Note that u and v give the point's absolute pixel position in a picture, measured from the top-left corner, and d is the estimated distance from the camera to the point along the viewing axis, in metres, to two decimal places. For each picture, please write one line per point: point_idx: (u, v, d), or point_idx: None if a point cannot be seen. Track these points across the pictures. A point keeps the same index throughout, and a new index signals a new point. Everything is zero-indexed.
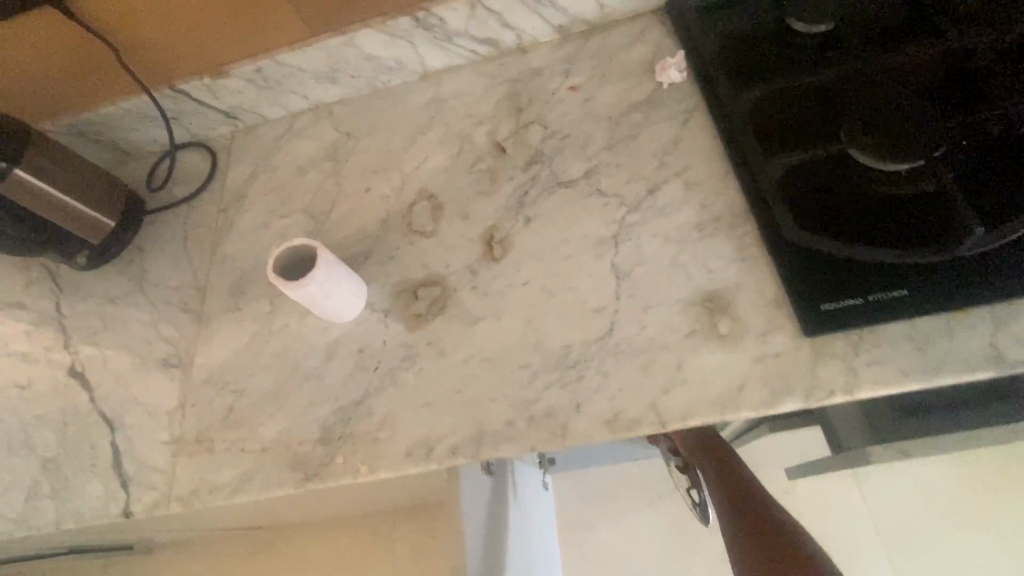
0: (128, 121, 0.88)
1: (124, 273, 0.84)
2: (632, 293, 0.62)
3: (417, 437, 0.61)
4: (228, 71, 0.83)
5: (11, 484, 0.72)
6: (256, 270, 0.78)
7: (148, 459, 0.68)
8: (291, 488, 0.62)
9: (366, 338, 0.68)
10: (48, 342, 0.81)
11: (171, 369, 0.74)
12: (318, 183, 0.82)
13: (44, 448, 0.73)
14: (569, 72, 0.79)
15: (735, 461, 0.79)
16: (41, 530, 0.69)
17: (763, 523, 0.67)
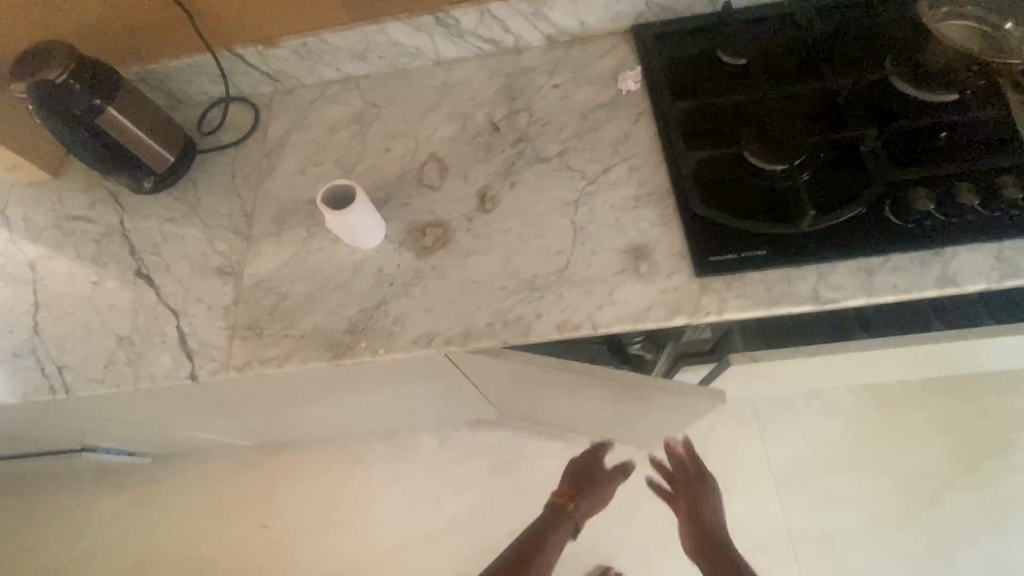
0: (188, 74, 1.06)
1: (180, 199, 1.03)
2: (584, 241, 0.86)
3: (421, 330, 0.84)
4: (278, 41, 1.02)
5: (92, 356, 0.91)
6: (296, 205, 0.98)
7: (209, 340, 0.89)
8: (325, 362, 0.84)
9: (384, 261, 0.90)
10: (116, 249, 1.00)
11: (225, 276, 0.94)
12: (347, 140, 1.03)
13: (118, 329, 0.92)
14: (552, 73, 1.02)
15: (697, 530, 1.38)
16: (118, 388, 0.88)
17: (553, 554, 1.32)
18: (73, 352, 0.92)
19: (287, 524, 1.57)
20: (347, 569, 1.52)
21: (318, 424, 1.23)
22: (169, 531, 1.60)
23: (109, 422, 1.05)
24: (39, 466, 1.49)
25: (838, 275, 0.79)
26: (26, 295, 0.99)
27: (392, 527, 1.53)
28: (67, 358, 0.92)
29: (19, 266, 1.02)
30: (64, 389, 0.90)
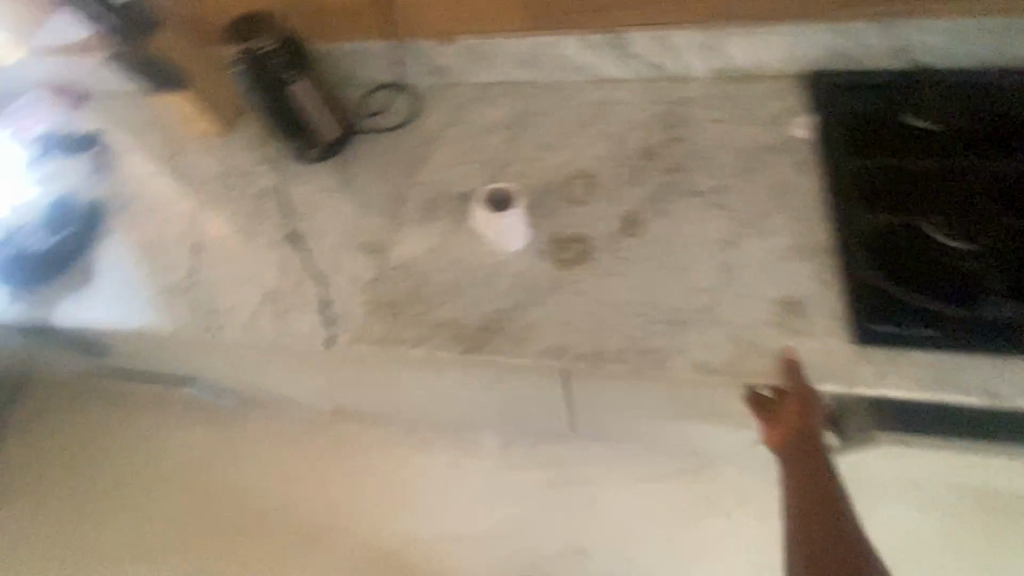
0: (361, 57, 1.12)
1: (333, 172, 1.08)
2: (732, 284, 0.84)
3: (554, 342, 0.84)
4: (453, 38, 1.07)
5: (239, 305, 0.98)
6: (443, 197, 1.02)
7: (348, 311, 0.93)
8: (455, 353, 0.87)
9: (523, 266, 0.91)
10: (271, 209, 1.06)
11: (369, 253, 0.98)
12: (499, 142, 1.05)
13: (266, 284, 0.98)
14: (714, 108, 1.00)
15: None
16: (260, 339, 0.94)
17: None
18: (222, 297, 0.99)
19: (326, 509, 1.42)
20: None
21: (402, 408, 1.25)
22: None
23: (229, 369, 1.12)
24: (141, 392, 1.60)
25: (1018, 373, 0.72)
26: (184, 238, 1.07)
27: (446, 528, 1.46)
28: (216, 301, 0.99)
29: (181, 210, 1.10)
30: (211, 331, 0.96)
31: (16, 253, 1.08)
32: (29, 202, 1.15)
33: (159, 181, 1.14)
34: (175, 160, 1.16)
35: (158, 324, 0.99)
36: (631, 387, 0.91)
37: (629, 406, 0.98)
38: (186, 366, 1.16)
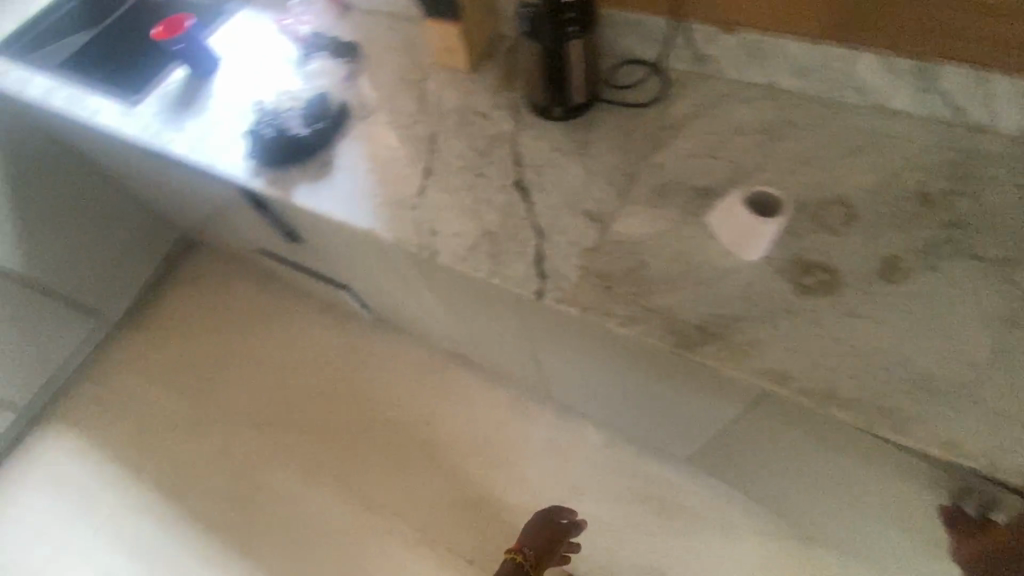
0: (628, 29, 1.10)
1: (570, 133, 1.07)
2: (999, 369, 0.76)
3: (778, 367, 0.80)
4: (734, 30, 1.01)
5: (459, 235, 1.01)
6: (679, 184, 0.97)
7: (564, 271, 0.92)
8: (666, 347, 0.84)
9: (759, 280, 0.85)
10: (503, 153, 1.08)
11: (592, 220, 0.96)
12: (751, 145, 0.99)
13: (487, 223, 1.01)
14: (1016, 171, 0.89)
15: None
16: (473, 273, 0.98)
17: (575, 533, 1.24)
18: (443, 224, 1.03)
19: (450, 431, 1.82)
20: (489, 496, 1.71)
21: (554, 371, 1.28)
22: (370, 382, 1.93)
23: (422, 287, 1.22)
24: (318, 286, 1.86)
25: None
26: (418, 158, 1.12)
27: (533, 480, 1.71)
28: (437, 226, 1.03)
29: (419, 132, 1.15)
30: (429, 252, 1.01)
31: (271, 130, 1.16)
32: (289, 91, 1.23)
33: (403, 100, 1.20)
34: (421, 85, 1.22)
35: (381, 230, 1.05)
36: (816, 440, 0.88)
37: (795, 454, 0.95)
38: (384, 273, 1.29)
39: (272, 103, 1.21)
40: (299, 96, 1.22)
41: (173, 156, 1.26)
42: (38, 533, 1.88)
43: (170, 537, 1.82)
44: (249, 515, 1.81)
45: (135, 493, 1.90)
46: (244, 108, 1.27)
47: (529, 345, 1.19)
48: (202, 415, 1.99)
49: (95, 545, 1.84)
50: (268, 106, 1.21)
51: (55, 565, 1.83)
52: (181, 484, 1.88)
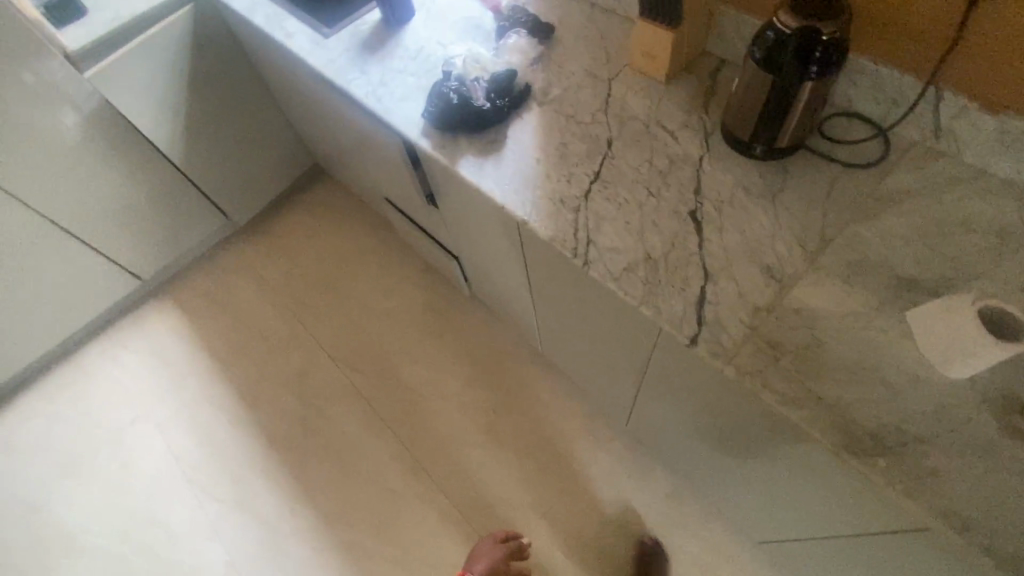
0: (861, 79, 0.97)
1: (763, 176, 0.97)
2: None
3: (958, 508, 0.69)
4: (996, 113, 0.87)
5: (618, 252, 0.93)
6: (880, 266, 0.86)
7: (727, 325, 0.83)
8: (829, 443, 0.74)
9: (957, 402, 0.74)
10: (683, 177, 1.00)
11: (770, 278, 0.87)
12: (977, 244, 0.86)
13: (651, 247, 0.92)
14: None
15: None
16: (623, 296, 0.90)
17: (517, 567, 1.55)
18: (603, 234, 0.96)
19: (513, 427, 1.80)
20: (536, 501, 1.69)
21: (653, 411, 1.21)
22: (448, 353, 1.95)
23: (549, 286, 1.18)
24: (427, 248, 1.88)
25: None
26: (590, 159, 1.06)
27: (583, 502, 1.67)
28: (596, 235, 0.96)
29: (596, 132, 1.10)
30: (584, 260, 0.94)
31: (456, 93, 1.13)
32: (478, 55, 1.19)
33: (586, 96, 1.15)
34: (608, 84, 1.16)
35: (537, 222, 1.00)
36: None
37: None
38: (512, 258, 1.26)
39: (460, 64, 1.18)
40: (488, 63, 1.17)
41: (353, 95, 1.28)
42: (126, 398, 2.04)
43: (234, 440, 1.92)
44: (308, 444, 1.88)
45: (214, 390, 2.02)
46: (432, 67, 1.27)
47: (641, 378, 1.13)
48: (289, 337, 2.08)
49: (168, 423, 1.98)
50: (456, 66, 1.18)
51: (132, 431, 1.98)
52: (256, 395, 1.98)
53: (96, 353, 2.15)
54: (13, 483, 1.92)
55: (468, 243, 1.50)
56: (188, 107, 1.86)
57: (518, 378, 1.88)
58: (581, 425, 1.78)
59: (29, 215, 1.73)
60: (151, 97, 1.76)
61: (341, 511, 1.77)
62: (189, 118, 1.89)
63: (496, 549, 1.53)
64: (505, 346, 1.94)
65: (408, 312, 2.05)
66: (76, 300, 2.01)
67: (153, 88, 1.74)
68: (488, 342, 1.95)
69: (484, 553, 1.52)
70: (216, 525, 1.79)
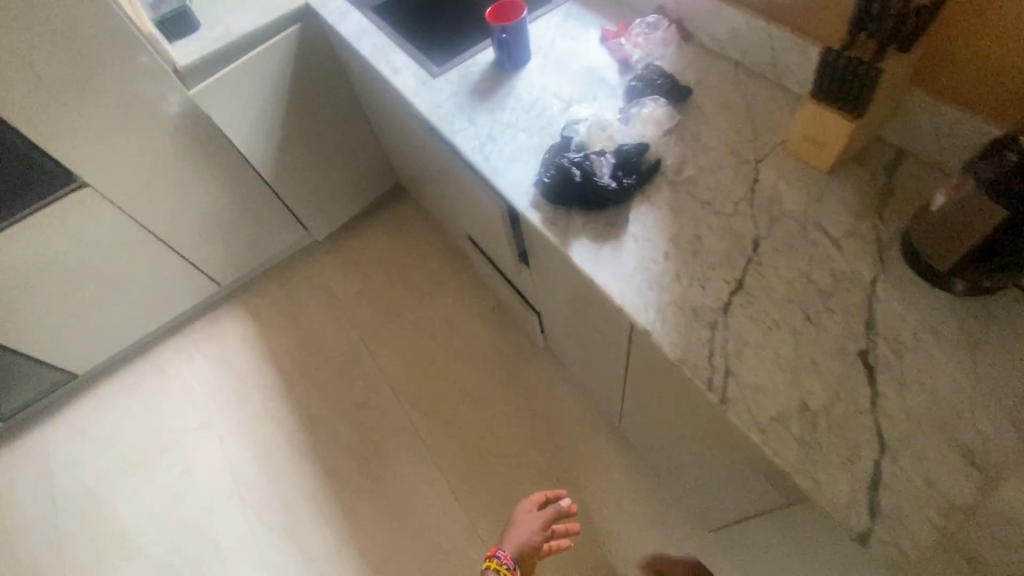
0: None
1: (958, 317, 0.78)
2: None
3: None
4: None
5: (763, 392, 0.77)
6: None
7: (908, 522, 0.67)
8: None
9: None
10: (849, 303, 0.82)
11: (967, 464, 0.68)
12: None
13: (807, 395, 0.76)
14: None
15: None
16: (771, 456, 0.73)
17: (563, 531, 1.25)
18: (746, 367, 0.79)
19: (577, 504, 1.65)
20: None
21: (762, 546, 1.04)
22: (513, 404, 1.83)
23: (654, 390, 1.03)
24: (504, 292, 1.77)
25: None
26: (730, 262, 0.89)
27: None
28: (737, 367, 0.80)
29: (739, 227, 0.93)
30: (720, 398, 0.78)
31: (575, 165, 1.00)
32: (604, 122, 1.05)
33: (728, 180, 0.99)
34: (754, 168, 1.00)
35: (662, 336, 0.84)
36: None
37: None
38: (611, 346, 1.11)
39: (583, 132, 1.05)
40: (615, 134, 1.03)
41: (457, 147, 1.18)
42: (193, 402, 2.06)
43: (289, 464, 1.88)
44: (360, 480, 1.81)
45: (276, 408, 1.99)
46: (547, 127, 1.15)
47: (755, 514, 0.96)
48: (352, 363, 2.02)
49: (229, 435, 1.97)
50: (577, 134, 1.06)
51: (195, 438, 1.99)
52: (315, 420, 1.94)
53: (170, 351, 2.18)
54: (82, 473, 1.97)
55: (558, 309, 1.36)
56: (283, 124, 1.84)
57: (585, 444, 1.74)
58: (651, 508, 1.62)
59: (122, 220, 1.75)
60: (248, 114, 1.73)
61: (386, 560, 1.68)
62: (282, 135, 1.86)
63: (532, 523, 1.22)
64: (574, 404, 1.80)
65: (474, 350, 1.95)
66: (156, 301, 2.04)
67: (251, 105, 1.72)
68: (556, 398, 1.82)
69: (518, 528, 1.21)
70: (263, 553, 1.76)
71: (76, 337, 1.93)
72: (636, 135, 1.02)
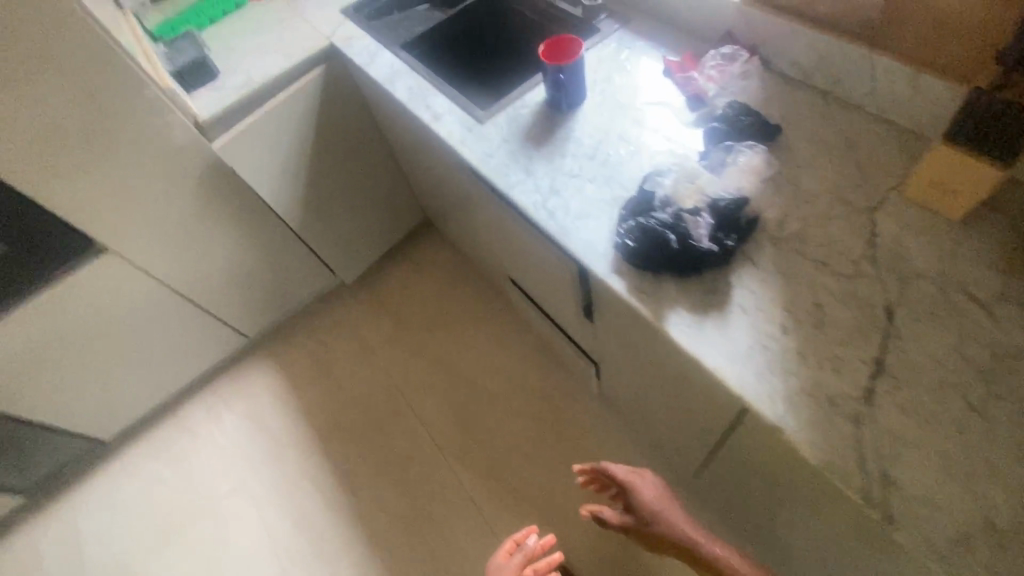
0: None
1: None
2: None
3: None
4: None
5: (932, 505, 0.67)
6: None
7: None
8: None
9: None
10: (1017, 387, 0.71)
11: None
12: None
13: (989, 507, 0.66)
14: None
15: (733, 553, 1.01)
16: None
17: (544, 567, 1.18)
18: (910, 472, 0.68)
19: (647, 565, 1.54)
20: None
21: None
22: (566, 456, 1.72)
23: (761, 477, 0.91)
24: (552, 337, 1.66)
25: None
26: (863, 336, 0.77)
27: None
28: (898, 472, 0.69)
29: (865, 292, 0.81)
30: (884, 516, 0.67)
31: (667, 227, 0.87)
32: (691, 173, 0.93)
33: (840, 233, 0.87)
34: (870, 219, 0.87)
35: (798, 433, 0.72)
36: None
37: None
38: (702, 422, 1.00)
39: (669, 186, 0.93)
40: (707, 188, 0.91)
41: (516, 203, 1.06)
42: (224, 465, 1.95)
43: (332, 530, 1.76)
44: (409, 546, 1.69)
45: (312, 468, 1.88)
46: (619, 176, 1.03)
47: None
48: (389, 415, 1.91)
49: (265, 500, 1.86)
50: (662, 188, 0.93)
51: (230, 505, 1.87)
52: (355, 480, 1.82)
53: (197, 410, 2.08)
54: (113, 547, 1.86)
55: (625, 369, 1.24)
56: (309, 168, 1.74)
57: None
58: None
59: (146, 282, 1.65)
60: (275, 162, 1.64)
61: None
62: (308, 181, 1.76)
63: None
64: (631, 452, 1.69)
65: (519, 396, 1.84)
66: (182, 360, 1.94)
67: (276, 153, 1.62)
68: (611, 446, 1.71)
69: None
70: None
71: (102, 403, 1.84)
72: (732, 187, 0.90)
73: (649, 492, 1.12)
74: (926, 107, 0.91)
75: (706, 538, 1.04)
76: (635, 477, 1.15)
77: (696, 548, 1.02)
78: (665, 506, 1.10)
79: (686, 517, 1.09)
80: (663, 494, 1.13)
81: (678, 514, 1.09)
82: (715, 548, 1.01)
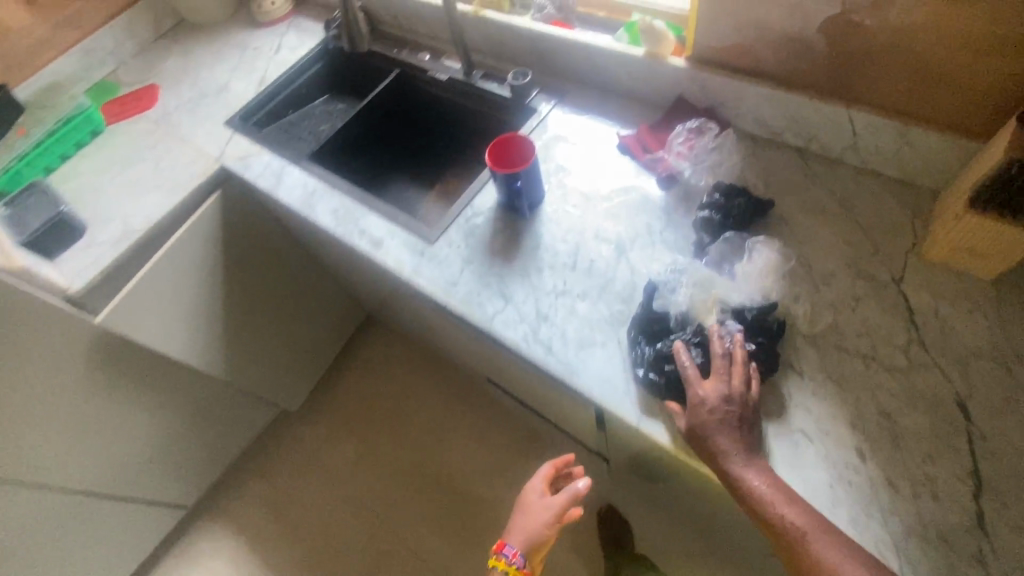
0: None
1: None
2: None
3: None
4: None
5: None
6: None
7: None
8: None
9: None
10: None
11: None
12: None
13: None
14: None
15: (778, 506, 0.64)
16: None
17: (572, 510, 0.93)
18: None
19: None
20: None
21: None
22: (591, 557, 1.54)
23: None
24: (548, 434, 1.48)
25: None
26: (947, 445, 0.68)
27: None
28: None
29: (928, 386, 0.72)
30: None
31: (698, 361, 0.77)
32: (703, 280, 0.82)
33: (876, 317, 0.78)
34: (899, 293, 0.79)
35: None
36: None
37: None
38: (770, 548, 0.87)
39: (682, 300, 0.81)
40: (728, 298, 0.80)
41: (503, 339, 0.89)
42: None
43: None
44: None
45: None
46: (613, 285, 0.90)
47: None
48: (381, 559, 1.64)
49: None
50: (675, 304, 0.82)
51: None
52: None
53: None
54: None
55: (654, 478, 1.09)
56: (232, 311, 1.45)
57: None
58: None
59: (45, 501, 1.31)
60: (192, 319, 1.35)
61: None
62: (235, 326, 1.48)
63: (547, 511, 0.93)
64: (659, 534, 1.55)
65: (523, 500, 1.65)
66: (113, 561, 1.58)
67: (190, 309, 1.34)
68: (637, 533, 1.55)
69: (526, 525, 0.94)
70: None
71: None
72: (759, 294, 0.80)
73: (710, 409, 0.71)
74: (914, 159, 0.85)
75: (758, 465, 0.68)
76: (723, 368, 0.74)
77: (727, 464, 0.68)
78: (724, 433, 0.70)
79: (753, 449, 0.69)
80: (735, 417, 0.70)
81: (742, 448, 0.69)
82: (756, 478, 0.67)
